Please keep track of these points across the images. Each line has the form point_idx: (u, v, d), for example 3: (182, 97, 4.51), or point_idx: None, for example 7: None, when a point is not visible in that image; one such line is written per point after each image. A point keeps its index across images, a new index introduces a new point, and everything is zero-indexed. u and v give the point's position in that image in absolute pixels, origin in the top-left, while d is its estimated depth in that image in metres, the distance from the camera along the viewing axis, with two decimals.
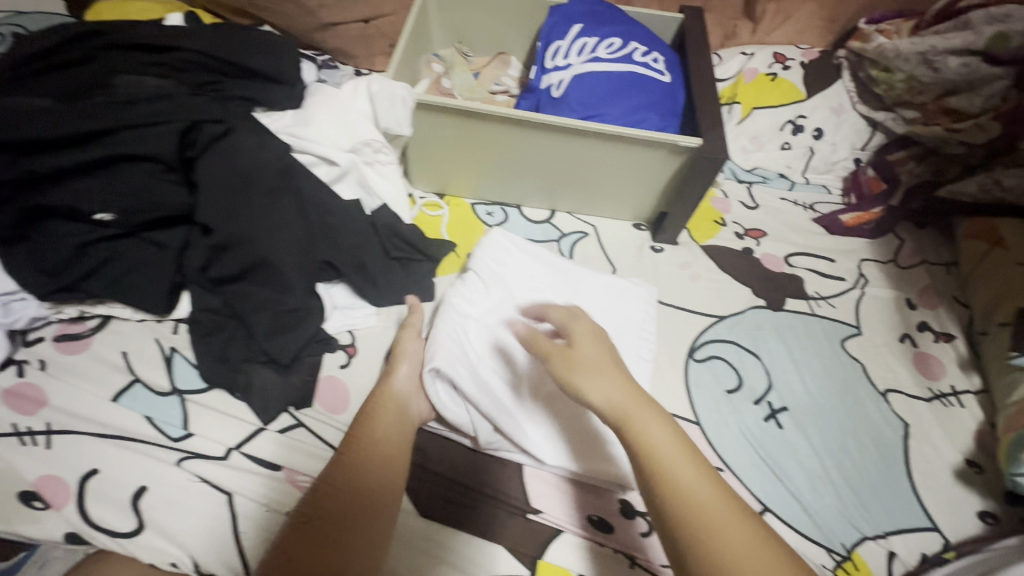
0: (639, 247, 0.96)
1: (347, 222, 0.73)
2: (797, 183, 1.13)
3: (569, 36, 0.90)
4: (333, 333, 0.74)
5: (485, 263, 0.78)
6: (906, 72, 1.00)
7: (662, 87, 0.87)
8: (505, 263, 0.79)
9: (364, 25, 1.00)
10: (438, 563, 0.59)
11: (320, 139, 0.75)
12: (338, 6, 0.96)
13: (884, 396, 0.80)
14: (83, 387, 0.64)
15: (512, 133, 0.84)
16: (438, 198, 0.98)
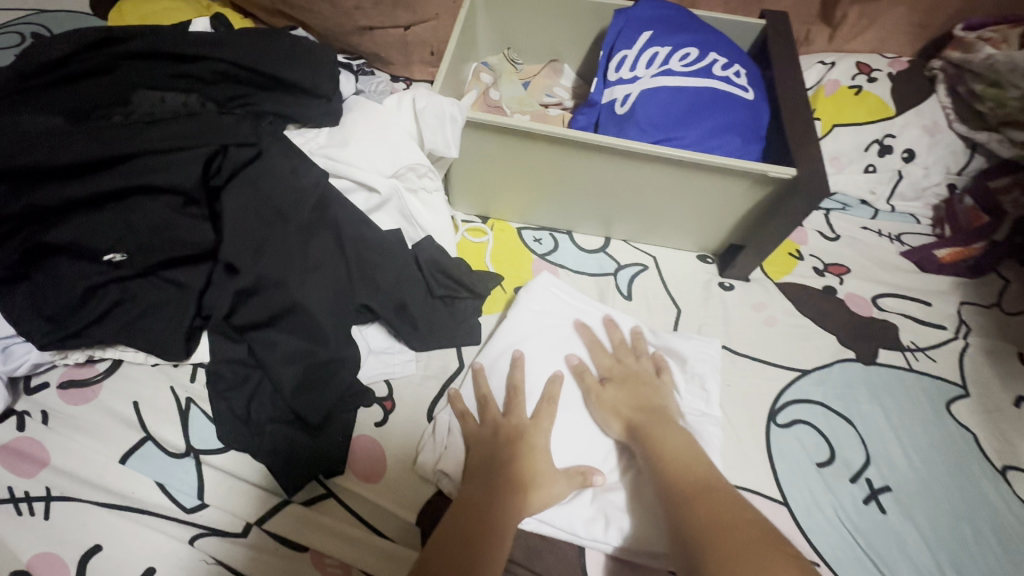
0: (706, 283, 0.85)
1: (388, 258, 0.64)
2: (880, 211, 1.00)
3: (637, 45, 0.80)
4: (367, 383, 0.65)
5: (532, 308, 0.73)
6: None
7: (744, 105, 0.76)
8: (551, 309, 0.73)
9: (404, 32, 0.90)
10: None
11: (359, 162, 0.66)
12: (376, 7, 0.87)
13: (1003, 475, 0.68)
14: (89, 444, 0.57)
15: (571, 160, 0.75)
16: (482, 222, 0.89)
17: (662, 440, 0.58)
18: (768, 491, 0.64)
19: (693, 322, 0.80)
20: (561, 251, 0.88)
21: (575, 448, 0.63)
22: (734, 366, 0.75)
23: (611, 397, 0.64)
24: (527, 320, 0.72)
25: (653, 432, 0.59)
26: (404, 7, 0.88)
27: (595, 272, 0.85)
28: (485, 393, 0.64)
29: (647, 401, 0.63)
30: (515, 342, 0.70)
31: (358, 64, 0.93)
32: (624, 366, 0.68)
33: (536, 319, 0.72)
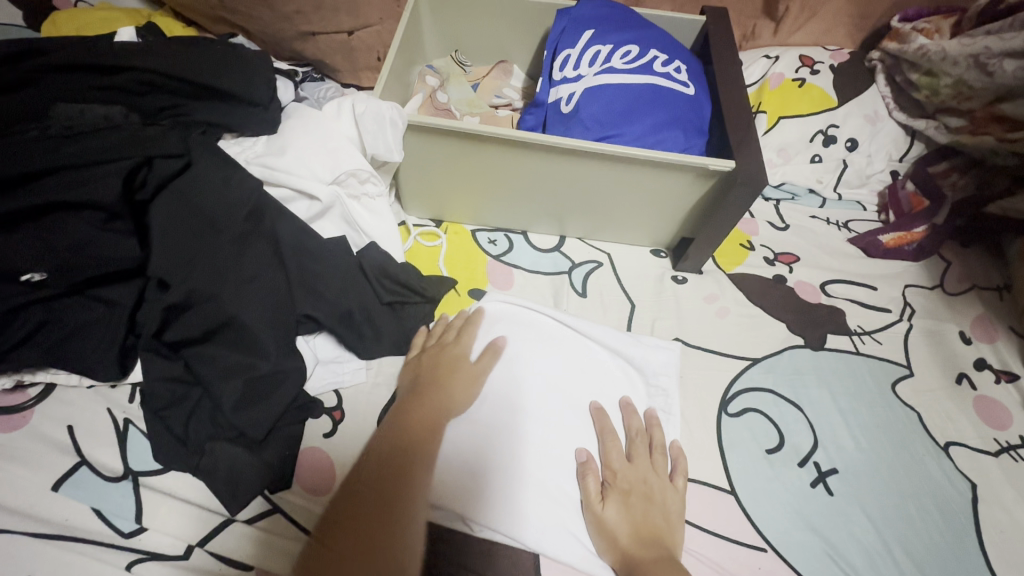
0: (658, 278, 0.86)
1: (330, 267, 0.64)
2: (828, 200, 1.03)
3: (579, 44, 0.81)
4: (316, 394, 0.65)
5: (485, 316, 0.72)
6: (954, 76, 0.90)
7: (686, 100, 0.77)
8: (502, 317, 0.73)
9: (348, 37, 0.90)
10: None
11: (298, 170, 0.65)
12: (316, 14, 0.86)
13: (946, 451, 0.70)
14: (17, 473, 0.54)
15: (518, 160, 0.75)
16: (435, 226, 0.89)
17: None
18: (718, 481, 0.65)
19: (646, 316, 0.81)
20: (515, 251, 0.87)
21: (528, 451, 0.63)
22: (687, 357, 0.76)
23: (612, 517, 0.57)
24: (482, 330, 0.71)
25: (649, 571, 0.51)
26: (347, 14, 0.87)
27: (549, 271, 0.85)
28: None
29: (648, 530, 0.55)
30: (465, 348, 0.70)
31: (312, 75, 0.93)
32: (635, 470, 0.61)
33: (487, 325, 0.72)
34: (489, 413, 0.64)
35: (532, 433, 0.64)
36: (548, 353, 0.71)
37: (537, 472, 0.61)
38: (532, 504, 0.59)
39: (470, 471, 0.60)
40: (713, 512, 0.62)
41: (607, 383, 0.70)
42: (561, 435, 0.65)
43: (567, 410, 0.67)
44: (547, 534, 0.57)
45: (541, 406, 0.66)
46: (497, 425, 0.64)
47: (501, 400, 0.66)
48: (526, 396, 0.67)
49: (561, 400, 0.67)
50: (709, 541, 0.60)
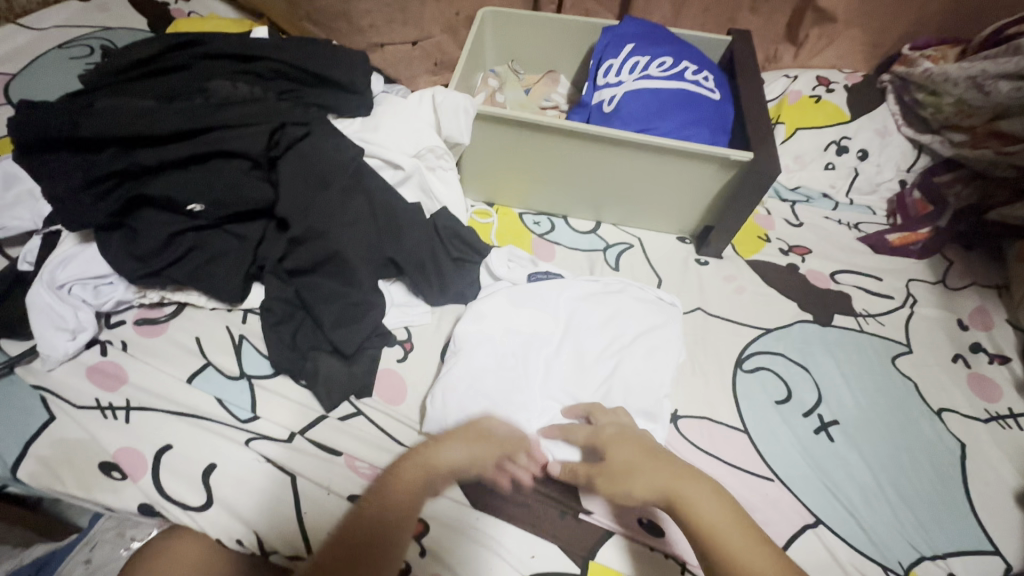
0: (684, 259, 0.97)
1: (411, 222, 0.77)
2: (841, 204, 1.13)
3: (622, 55, 0.95)
4: (391, 329, 0.77)
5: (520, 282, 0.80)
6: (955, 95, 1.01)
7: (711, 104, 0.90)
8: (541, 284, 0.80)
9: (412, 46, 1.10)
10: (477, 546, 0.60)
11: (389, 144, 0.80)
12: (387, 27, 1.06)
13: (939, 416, 0.79)
14: (161, 368, 0.68)
15: (567, 146, 0.88)
16: (488, 207, 1.02)
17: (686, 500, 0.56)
18: (731, 423, 0.75)
19: (672, 291, 0.92)
20: (557, 231, 1.00)
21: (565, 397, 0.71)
22: (706, 324, 0.86)
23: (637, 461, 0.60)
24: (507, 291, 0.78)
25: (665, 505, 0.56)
26: (411, 27, 1.08)
27: (587, 248, 0.98)
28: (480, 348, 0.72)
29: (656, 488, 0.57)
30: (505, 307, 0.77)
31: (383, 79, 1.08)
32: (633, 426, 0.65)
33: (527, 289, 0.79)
34: (515, 359, 0.72)
35: (555, 378, 0.72)
36: (570, 309, 0.78)
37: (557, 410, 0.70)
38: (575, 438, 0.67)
39: (498, 400, 0.68)
40: (726, 448, 0.72)
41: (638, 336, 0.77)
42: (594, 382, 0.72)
43: (587, 359, 0.74)
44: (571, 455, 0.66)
45: (561, 355, 0.74)
46: (524, 365, 0.72)
47: (527, 345, 0.74)
48: (548, 346, 0.75)
49: (582, 351, 0.75)
50: (721, 469, 0.70)
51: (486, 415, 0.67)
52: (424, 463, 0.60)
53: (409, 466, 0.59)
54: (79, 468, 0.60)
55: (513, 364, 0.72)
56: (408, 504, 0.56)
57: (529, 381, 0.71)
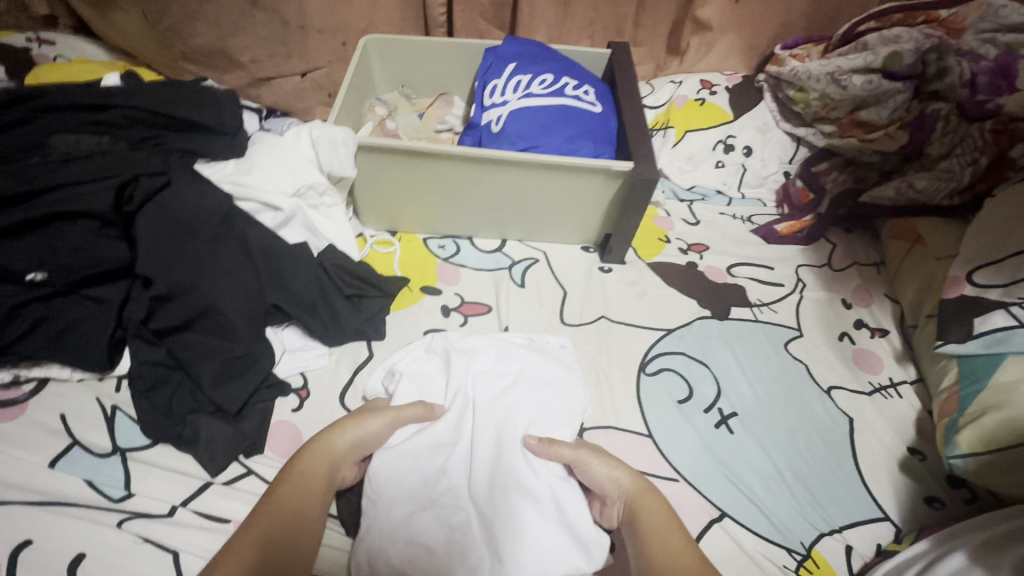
0: (587, 268, 0.99)
1: (296, 265, 0.75)
2: (734, 199, 1.19)
3: (504, 75, 0.96)
4: (284, 377, 0.74)
5: (409, 373, 0.73)
6: (819, 90, 1.08)
7: (593, 117, 0.93)
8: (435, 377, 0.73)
9: (301, 78, 1.15)
10: None
11: (263, 185, 0.77)
12: (273, 62, 1.11)
13: (828, 394, 0.84)
14: (15, 454, 0.60)
15: (455, 167, 0.87)
16: (390, 236, 1.01)
17: (644, 515, 0.60)
18: (636, 429, 0.76)
19: (576, 302, 0.93)
20: (462, 254, 1.00)
21: (501, 501, 0.60)
22: (610, 332, 0.88)
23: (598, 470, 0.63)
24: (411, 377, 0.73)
25: (637, 502, 0.61)
26: (299, 59, 1.12)
27: (492, 267, 0.98)
28: (384, 474, 0.64)
29: (624, 484, 0.62)
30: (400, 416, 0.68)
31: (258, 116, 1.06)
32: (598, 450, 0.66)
33: (419, 383, 0.73)
34: (433, 470, 0.63)
35: (481, 470, 0.63)
36: (475, 385, 0.71)
37: (497, 513, 0.59)
38: (528, 547, 0.57)
39: (431, 532, 0.59)
40: (631, 455, 0.73)
41: (549, 402, 0.71)
42: (525, 470, 0.63)
43: (507, 440, 0.65)
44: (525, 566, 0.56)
45: (476, 443, 0.65)
46: (444, 475, 0.63)
47: (441, 451, 0.65)
48: (463, 439, 0.66)
49: (497, 431, 0.66)
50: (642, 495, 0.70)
51: (403, 538, 0.59)
52: (328, 455, 0.61)
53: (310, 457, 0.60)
54: None
55: (435, 482, 0.63)
56: (311, 488, 0.58)
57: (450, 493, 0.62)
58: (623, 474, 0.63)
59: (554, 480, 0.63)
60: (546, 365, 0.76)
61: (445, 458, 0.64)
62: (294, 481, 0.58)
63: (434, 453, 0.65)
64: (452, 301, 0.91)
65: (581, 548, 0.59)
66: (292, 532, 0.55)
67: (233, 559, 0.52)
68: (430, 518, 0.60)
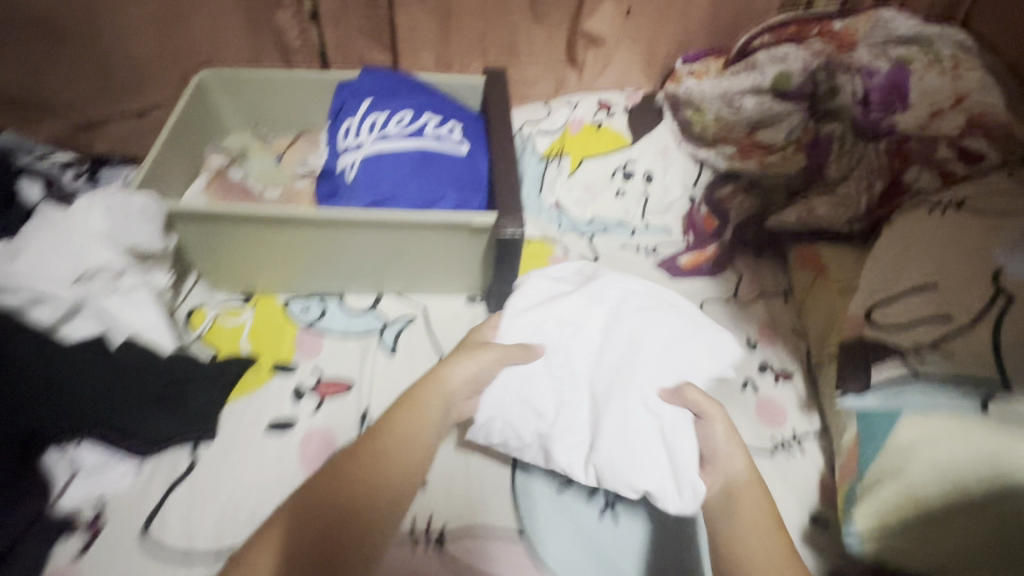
0: (471, 324, 0.89)
1: (76, 370, 0.64)
2: (638, 229, 1.10)
3: (358, 113, 0.85)
4: (68, 513, 0.62)
5: (577, 295, 0.76)
6: (714, 111, 1.04)
7: (458, 159, 0.83)
8: (594, 300, 0.75)
9: (138, 117, 1.04)
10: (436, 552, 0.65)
11: (40, 276, 0.67)
12: (99, 107, 1.01)
13: None
14: None
15: (305, 231, 0.78)
16: (242, 301, 0.87)
17: (745, 501, 0.59)
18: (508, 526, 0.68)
19: None
20: (328, 316, 0.87)
21: (602, 437, 0.66)
22: None
23: (717, 433, 0.64)
24: (539, 274, 0.79)
25: (737, 486, 0.60)
26: (130, 98, 1.01)
27: (360, 332, 0.86)
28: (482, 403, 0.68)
29: (734, 464, 0.62)
30: (557, 338, 0.73)
31: (75, 174, 0.92)
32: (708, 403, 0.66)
33: (557, 318, 0.74)
34: (579, 381, 0.71)
35: (598, 386, 0.69)
36: (609, 316, 0.75)
37: (606, 432, 0.66)
38: (615, 447, 0.65)
39: (557, 428, 0.68)
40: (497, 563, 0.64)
41: (681, 341, 0.71)
42: (642, 397, 0.67)
43: (622, 374, 0.69)
44: (618, 470, 0.64)
45: (614, 359, 0.70)
46: (574, 388, 0.70)
47: (567, 363, 0.71)
48: (591, 359, 0.72)
49: (619, 360, 0.70)
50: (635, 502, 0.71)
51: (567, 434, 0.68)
52: (441, 388, 0.65)
53: (413, 409, 0.63)
54: None
55: (565, 391, 0.70)
56: (426, 420, 0.62)
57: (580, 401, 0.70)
58: (739, 458, 0.62)
59: (672, 421, 0.66)
60: (691, 310, 0.75)
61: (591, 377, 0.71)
62: (381, 441, 0.59)
63: (577, 369, 0.71)
64: (308, 380, 0.78)
65: (672, 486, 0.63)
66: (371, 500, 0.55)
67: (311, 514, 0.53)
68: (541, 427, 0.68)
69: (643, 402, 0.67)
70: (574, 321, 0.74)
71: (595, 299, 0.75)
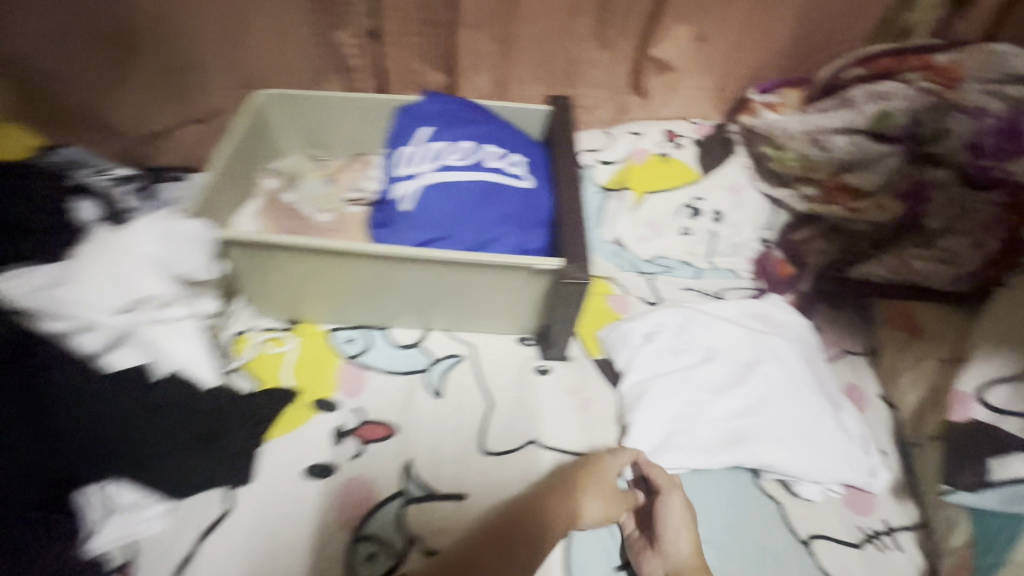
0: (520, 370, 0.82)
1: (114, 406, 0.59)
2: (703, 270, 1.02)
3: (417, 141, 0.81)
4: (97, 553, 0.59)
5: (700, 341, 0.81)
6: (796, 150, 0.95)
7: (521, 195, 0.78)
8: (707, 332, 0.82)
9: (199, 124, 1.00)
10: None
11: (82, 301, 0.62)
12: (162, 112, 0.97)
13: (807, 546, 0.67)
14: None
15: (359, 264, 0.73)
16: (285, 329, 0.83)
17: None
18: None
19: (502, 419, 0.76)
20: (373, 350, 0.83)
21: (735, 435, 0.71)
22: (537, 465, 0.72)
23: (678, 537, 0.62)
24: (688, 317, 0.84)
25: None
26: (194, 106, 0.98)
27: (405, 370, 0.81)
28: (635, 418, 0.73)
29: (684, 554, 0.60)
30: (691, 367, 0.78)
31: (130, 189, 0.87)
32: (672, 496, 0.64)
33: (686, 342, 0.81)
34: (725, 393, 0.74)
35: (747, 393, 0.74)
36: (737, 344, 0.80)
37: (763, 429, 0.71)
38: (763, 444, 0.70)
39: (713, 434, 0.71)
40: None
41: (795, 362, 0.79)
42: (776, 404, 0.73)
43: (761, 383, 0.75)
44: (772, 457, 0.69)
45: (756, 381, 0.75)
46: (716, 398, 0.74)
47: (701, 377, 0.76)
48: (734, 380, 0.76)
49: (754, 377, 0.76)
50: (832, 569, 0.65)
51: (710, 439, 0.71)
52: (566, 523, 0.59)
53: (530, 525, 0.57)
54: None
55: (715, 402, 0.74)
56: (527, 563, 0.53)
57: (725, 410, 0.73)
58: (687, 543, 0.61)
59: (801, 421, 0.72)
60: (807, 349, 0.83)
61: (739, 386, 0.75)
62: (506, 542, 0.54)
63: (713, 386, 0.76)
64: (349, 421, 0.74)
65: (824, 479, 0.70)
66: None
67: None
68: (686, 426, 0.72)
69: (776, 406, 0.73)
70: (705, 352, 0.80)
71: (726, 337, 0.81)
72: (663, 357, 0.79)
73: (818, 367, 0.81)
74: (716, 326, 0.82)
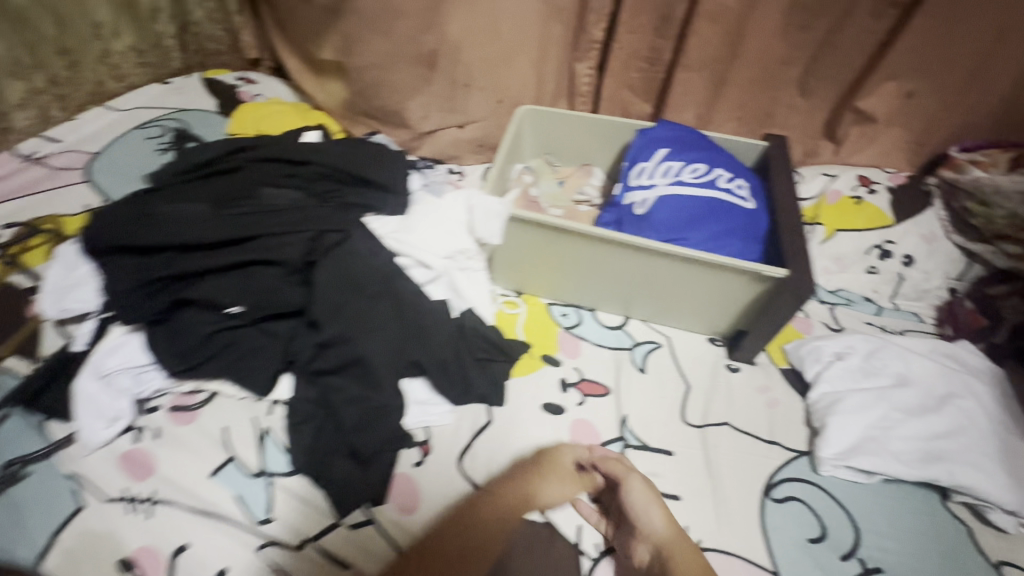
0: (714, 364, 0.94)
1: (436, 325, 0.78)
2: (884, 308, 1.08)
3: (654, 159, 0.97)
4: (409, 428, 0.77)
5: (892, 369, 0.87)
6: (1008, 209, 0.99)
7: (744, 213, 0.91)
8: (898, 361, 0.88)
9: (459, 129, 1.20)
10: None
11: (420, 246, 0.85)
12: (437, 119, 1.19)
13: (998, 569, 0.73)
14: (188, 459, 0.70)
15: (605, 252, 0.89)
16: (516, 295, 1.02)
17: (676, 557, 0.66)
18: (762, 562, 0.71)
19: (698, 401, 0.88)
20: (584, 325, 0.99)
21: (931, 455, 0.78)
22: (732, 443, 0.82)
23: (652, 513, 0.70)
24: (880, 343, 0.90)
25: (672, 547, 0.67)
26: (456, 114, 1.19)
27: (613, 345, 0.95)
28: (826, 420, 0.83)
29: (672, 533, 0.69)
30: (885, 389, 0.85)
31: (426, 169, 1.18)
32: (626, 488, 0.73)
33: (878, 367, 0.87)
34: (920, 417, 0.81)
35: (943, 421, 0.81)
36: (931, 376, 0.86)
37: (959, 455, 0.78)
38: (960, 467, 0.76)
39: (908, 450, 0.79)
40: None
41: (988, 402, 0.85)
42: (971, 436, 0.80)
43: (955, 414, 0.82)
44: (969, 480, 0.75)
45: (951, 412, 0.82)
46: (912, 420, 0.81)
47: (895, 400, 0.83)
48: (928, 407, 0.83)
49: (949, 409, 0.82)
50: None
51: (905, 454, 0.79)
52: (529, 501, 0.70)
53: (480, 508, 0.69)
54: (98, 564, 0.62)
55: (911, 423, 0.81)
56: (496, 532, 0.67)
57: (920, 432, 0.80)
58: (659, 519, 0.70)
59: (995, 454, 0.78)
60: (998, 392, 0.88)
61: (934, 414, 0.82)
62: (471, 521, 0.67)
63: (907, 409, 0.83)
64: (571, 376, 0.89)
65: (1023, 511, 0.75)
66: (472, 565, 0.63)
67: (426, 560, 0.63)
68: (881, 438, 0.80)
69: (971, 438, 0.79)
70: (897, 377, 0.86)
71: (920, 369, 0.87)
72: (854, 376, 0.87)
73: (1010, 409, 0.86)
74: (909, 357, 0.88)
